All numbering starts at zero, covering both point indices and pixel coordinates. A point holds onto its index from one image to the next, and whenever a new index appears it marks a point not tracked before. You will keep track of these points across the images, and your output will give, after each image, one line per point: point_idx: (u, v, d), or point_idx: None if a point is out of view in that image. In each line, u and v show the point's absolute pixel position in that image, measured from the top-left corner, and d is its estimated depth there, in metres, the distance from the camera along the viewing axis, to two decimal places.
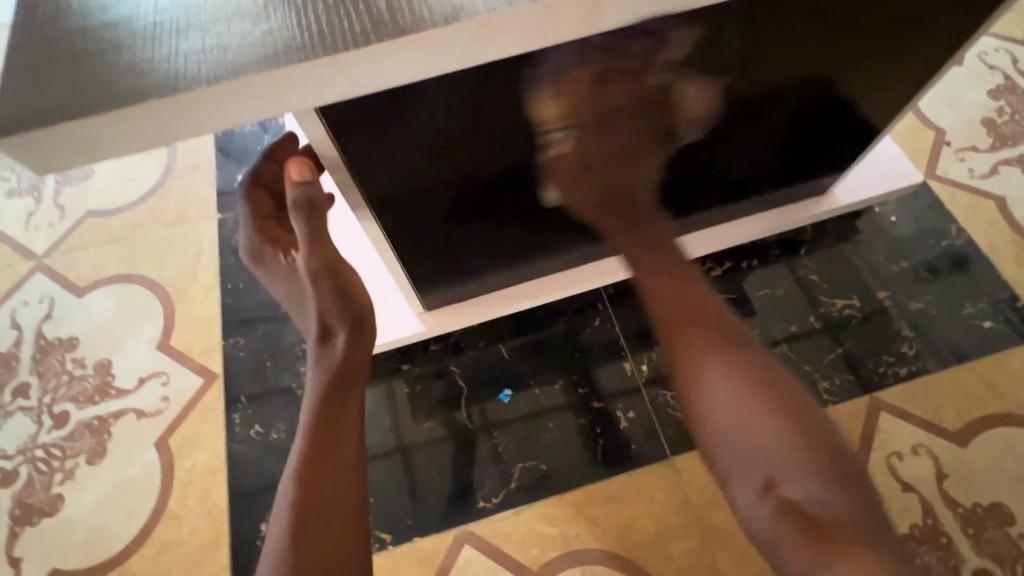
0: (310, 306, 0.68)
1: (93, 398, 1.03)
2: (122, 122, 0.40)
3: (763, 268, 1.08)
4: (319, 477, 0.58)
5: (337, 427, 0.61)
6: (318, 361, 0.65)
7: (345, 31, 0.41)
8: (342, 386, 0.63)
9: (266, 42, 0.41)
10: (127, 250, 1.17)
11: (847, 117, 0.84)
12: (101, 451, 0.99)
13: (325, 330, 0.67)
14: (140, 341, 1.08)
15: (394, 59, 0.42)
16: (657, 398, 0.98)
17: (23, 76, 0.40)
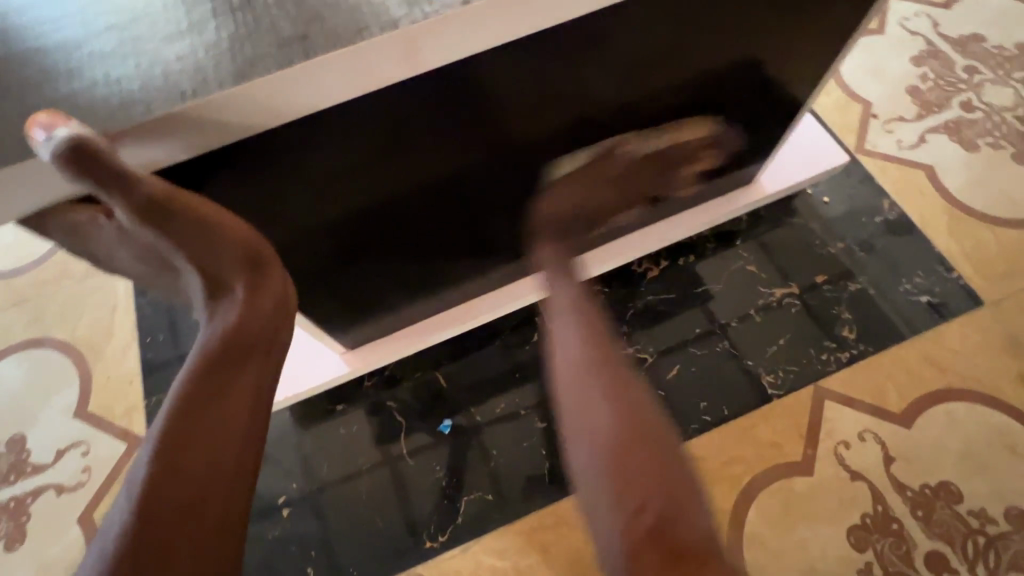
0: (180, 256, 0.52)
1: (8, 478, 0.96)
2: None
3: (700, 263, 1.05)
4: (188, 451, 0.47)
5: (219, 399, 0.50)
6: (212, 320, 0.54)
7: (119, 103, 0.35)
8: (230, 355, 0.52)
9: (19, 123, 0.35)
10: (34, 313, 1.09)
11: (763, 102, 0.80)
12: (20, 535, 0.92)
13: (214, 282, 0.53)
14: (56, 410, 1.01)
15: (180, 132, 0.36)
16: None
17: None
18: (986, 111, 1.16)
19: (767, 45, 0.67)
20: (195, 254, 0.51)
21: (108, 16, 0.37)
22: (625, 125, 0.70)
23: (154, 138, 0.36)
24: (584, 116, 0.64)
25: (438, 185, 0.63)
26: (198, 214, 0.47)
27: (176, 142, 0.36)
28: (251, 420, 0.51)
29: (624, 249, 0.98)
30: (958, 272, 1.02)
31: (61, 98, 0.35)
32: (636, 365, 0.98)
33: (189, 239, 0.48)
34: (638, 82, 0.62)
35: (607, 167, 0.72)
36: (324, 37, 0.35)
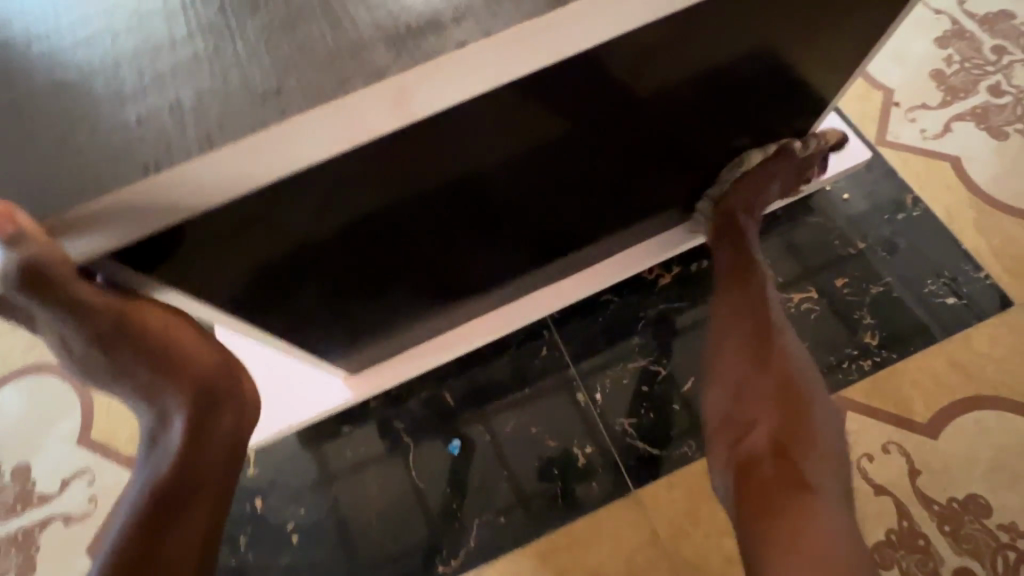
0: (129, 394, 0.52)
1: (15, 509, 0.95)
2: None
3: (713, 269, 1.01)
4: None
5: (163, 547, 0.52)
6: (152, 453, 0.54)
7: (72, 175, 0.31)
8: (170, 506, 0.52)
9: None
10: (31, 338, 1.07)
11: (783, 101, 0.75)
12: (31, 565, 0.92)
13: (158, 419, 0.53)
14: (59, 437, 0.99)
15: (140, 206, 0.32)
16: (615, 428, 0.92)
17: None
18: (1016, 96, 1.09)
19: (791, 41, 0.62)
20: (147, 395, 0.52)
21: (62, 73, 0.33)
22: (637, 138, 0.65)
23: (109, 219, 0.32)
24: (592, 135, 0.60)
25: (438, 217, 0.59)
26: (159, 337, 0.48)
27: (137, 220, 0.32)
28: (190, 571, 0.53)
29: (634, 257, 0.95)
30: (986, 271, 0.97)
31: (9, 173, 0.31)
32: (650, 379, 0.95)
33: (143, 377, 0.51)
34: (653, 93, 0.58)
35: (779, 161, 0.86)
36: (301, 90, 0.31)
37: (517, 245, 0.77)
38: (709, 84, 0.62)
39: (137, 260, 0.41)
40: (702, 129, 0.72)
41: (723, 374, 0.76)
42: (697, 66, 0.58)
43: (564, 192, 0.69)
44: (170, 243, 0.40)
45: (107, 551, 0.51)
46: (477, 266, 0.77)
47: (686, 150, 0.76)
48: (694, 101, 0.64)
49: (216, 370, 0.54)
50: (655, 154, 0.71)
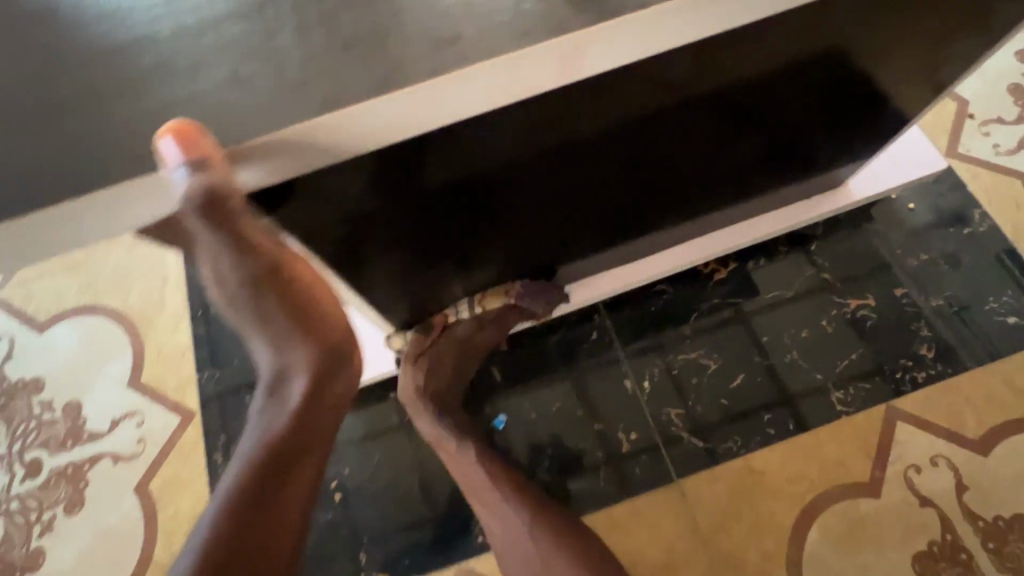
0: (260, 339, 0.57)
1: (65, 444, 0.97)
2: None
3: (769, 267, 1.01)
4: (260, 527, 0.57)
5: (287, 480, 0.59)
6: (273, 396, 0.59)
7: (246, 108, 0.31)
8: (286, 455, 0.59)
9: (139, 128, 0.32)
10: (87, 279, 1.09)
11: (871, 105, 0.74)
12: (79, 500, 0.94)
13: (284, 367, 0.59)
14: (110, 378, 1.01)
15: (308, 145, 0.32)
16: (661, 416, 0.93)
17: None
18: None
19: (894, 46, 0.62)
20: (279, 348, 0.57)
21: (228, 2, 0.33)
22: (731, 124, 0.65)
23: (273, 152, 0.32)
24: (691, 118, 0.59)
25: (530, 188, 0.58)
26: (300, 284, 0.54)
27: (297, 155, 0.32)
28: (302, 504, 0.61)
29: (693, 249, 0.95)
30: None
31: (179, 101, 0.31)
32: (699, 371, 0.95)
33: (279, 329, 0.56)
34: (762, 78, 0.57)
35: (429, 347, 0.84)
36: (481, 38, 0.31)
37: (589, 226, 0.76)
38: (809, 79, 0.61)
39: (267, 198, 0.41)
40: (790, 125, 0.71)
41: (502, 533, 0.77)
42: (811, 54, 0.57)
43: (646, 176, 0.69)
44: (303, 186, 0.40)
45: (232, 479, 0.57)
46: (548, 246, 0.77)
47: (767, 147, 0.75)
48: (793, 92, 0.63)
49: (341, 340, 0.60)
50: (739, 144, 0.71)
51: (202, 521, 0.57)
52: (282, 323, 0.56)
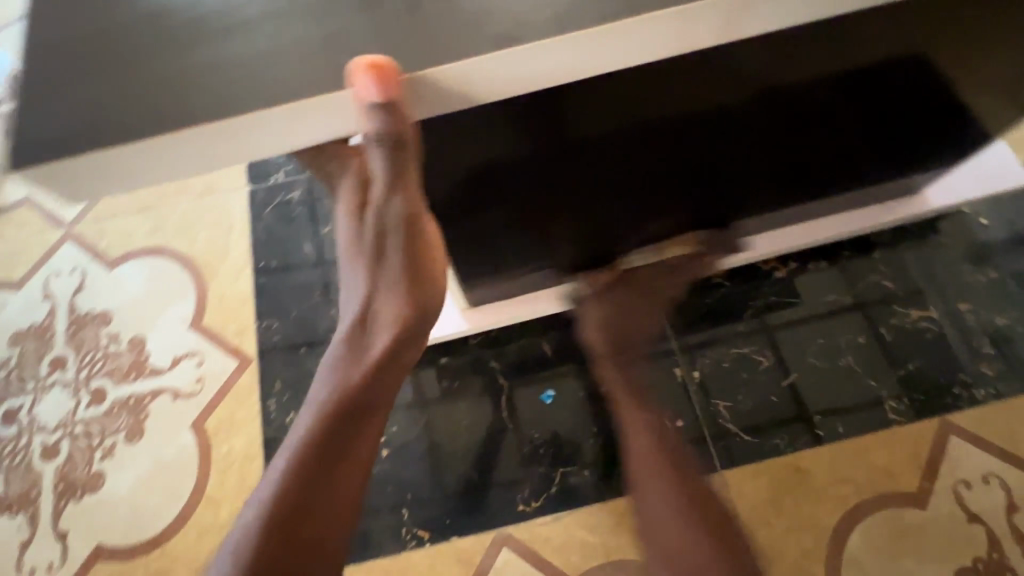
0: (365, 289, 0.66)
1: (129, 376, 1.02)
2: (107, 160, 0.35)
3: (830, 271, 1.00)
4: (330, 464, 0.63)
5: (357, 427, 0.65)
6: (360, 348, 0.66)
7: (412, 53, 0.37)
8: (358, 402, 0.65)
9: (309, 60, 0.36)
10: (156, 221, 1.13)
11: (955, 117, 0.74)
12: (139, 430, 0.98)
13: (376, 322, 0.66)
14: (173, 318, 1.05)
15: (465, 87, 0.38)
16: (709, 407, 0.93)
17: (77, 83, 0.36)
18: None
19: (996, 51, 0.62)
20: (372, 297, 0.66)
21: None
22: (812, 121, 0.67)
23: (437, 98, 0.39)
24: (773, 111, 0.63)
25: (623, 161, 0.64)
26: (414, 245, 0.63)
27: (452, 96, 0.39)
28: (367, 456, 0.66)
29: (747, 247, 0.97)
30: None
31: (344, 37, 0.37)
32: (750, 366, 0.95)
33: (376, 279, 0.65)
34: (845, 79, 0.60)
35: (627, 287, 0.87)
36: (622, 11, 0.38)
37: (658, 212, 0.79)
38: (895, 85, 0.63)
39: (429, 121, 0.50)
40: (868, 130, 0.72)
41: (648, 499, 0.73)
42: (898, 57, 0.59)
43: (725, 164, 0.71)
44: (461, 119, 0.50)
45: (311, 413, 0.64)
46: (618, 226, 0.79)
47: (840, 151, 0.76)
48: (877, 96, 0.65)
49: (429, 298, 0.66)
50: (813, 146, 0.72)
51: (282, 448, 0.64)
52: (382, 272, 0.65)
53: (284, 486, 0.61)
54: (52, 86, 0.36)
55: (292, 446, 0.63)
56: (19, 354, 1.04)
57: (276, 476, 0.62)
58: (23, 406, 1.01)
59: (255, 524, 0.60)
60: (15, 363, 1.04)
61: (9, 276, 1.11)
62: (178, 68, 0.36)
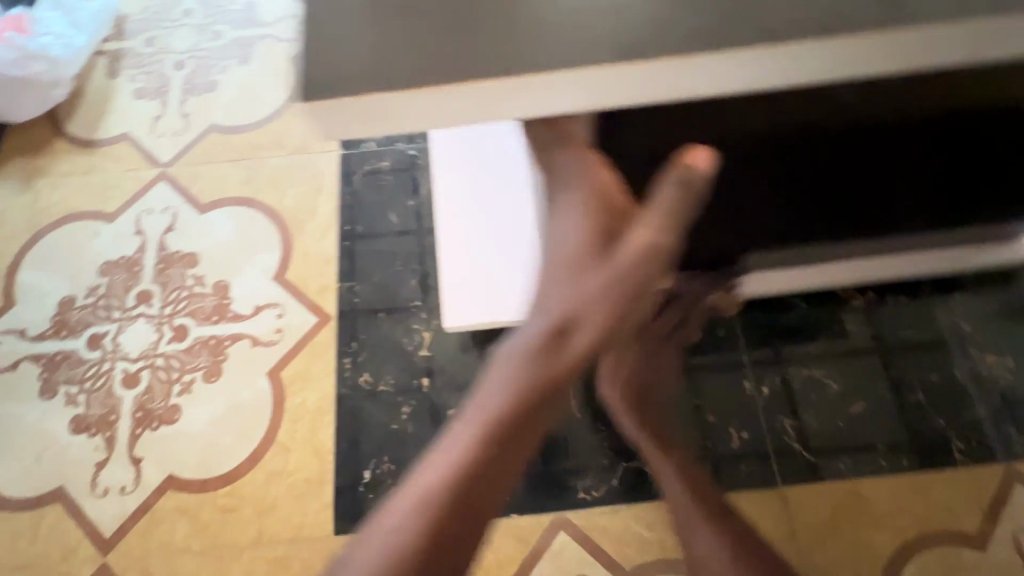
0: (580, 283, 0.57)
1: (211, 318, 1.05)
2: (376, 103, 0.40)
3: (910, 306, 1.00)
4: (498, 463, 0.55)
5: (532, 429, 0.57)
6: (557, 346, 0.57)
7: (623, 43, 0.40)
8: (536, 410, 0.56)
9: (523, 35, 0.40)
10: (248, 172, 1.16)
11: None
12: (217, 370, 1.01)
13: (579, 322, 0.56)
14: (258, 268, 1.08)
15: (659, 80, 0.41)
16: (775, 423, 0.95)
17: (358, 31, 0.41)
18: None
19: None
20: (583, 303, 0.56)
21: None
22: (939, 160, 0.67)
23: (624, 85, 0.41)
24: (901, 146, 0.65)
25: (744, 173, 0.68)
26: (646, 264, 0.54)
27: (644, 84, 0.41)
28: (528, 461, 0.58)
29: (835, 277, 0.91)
30: None
31: (565, 20, 0.40)
32: (819, 389, 0.97)
33: (581, 279, 0.57)
34: (970, 124, 0.63)
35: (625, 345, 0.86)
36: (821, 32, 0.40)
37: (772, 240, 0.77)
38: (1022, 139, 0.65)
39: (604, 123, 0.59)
40: (994, 175, 0.69)
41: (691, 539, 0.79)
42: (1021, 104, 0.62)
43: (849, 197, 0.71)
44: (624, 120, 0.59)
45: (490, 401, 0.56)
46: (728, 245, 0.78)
47: (964, 195, 0.72)
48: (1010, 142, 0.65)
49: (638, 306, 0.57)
50: (934, 186, 0.70)
51: (447, 446, 0.57)
52: (591, 273, 0.56)
53: (453, 474, 0.54)
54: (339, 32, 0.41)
55: (462, 445, 0.56)
56: (108, 283, 1.08)
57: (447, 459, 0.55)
58: (109, 333, 1.04)
59: (415, 522, 0.53)
60: (104, 292, 1.08)
61: (103, 208, 1.14)
62: (438, 28, 0.40)
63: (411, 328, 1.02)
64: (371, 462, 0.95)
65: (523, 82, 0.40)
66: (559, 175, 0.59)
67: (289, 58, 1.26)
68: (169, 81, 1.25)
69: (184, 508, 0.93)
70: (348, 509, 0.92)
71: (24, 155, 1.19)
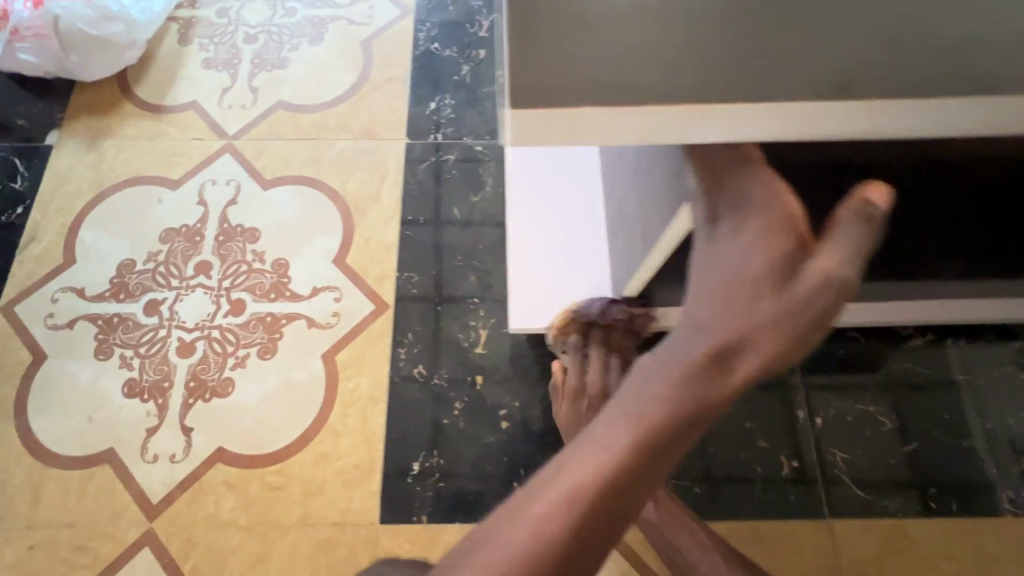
0: (759, 299, 0.45)
1: (269, 295, 1.05)
2: (576, 116, 0.34)
3: (969, 350, 1.00)
4: (632, 488, 0.46)
5: (672, 457, 0.47)
6: (720, 369, 0.46)
7: (822, 74, 0.34)
8: (677, 441, 0.46)
9: (762, 53, 0.34)
10: (314, 153, 1.16)
11: None
12: (272, 348, 1.01)
13: (751, 347, 0.45)
14: (318, 249, 1.08)
15: (850, 119, 0.36)
16: (826, 455, 0.95)
17: (554, 24, 0.34)
18: None
19: None
20: (759, 328, 0.45)
21: None
22: None
23: (812, 118, 0.35)
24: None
25: None
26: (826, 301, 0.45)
27: (833, 122, 0.36)
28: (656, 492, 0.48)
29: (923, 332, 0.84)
30: None
31: (753, 37, 0.34)
32: (872, 425, 0.96)
33: (761, 289, 0.45)
34: None
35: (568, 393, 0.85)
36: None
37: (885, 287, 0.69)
38: None
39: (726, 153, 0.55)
40: None
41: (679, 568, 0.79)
42: None
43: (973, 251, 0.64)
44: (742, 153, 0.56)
45: (625, 413, 0.47)
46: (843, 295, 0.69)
47: None
48: None
49: (825, 331, 0.46)
50: None
51: (560, 463, 0.48)
52: (772, 279, 0.45)
53: (578, 491, 0.46)
54: (531, 23, 0.33)
55: (585, 476, 0.46)
56: (168, 250, 1.09)
57: (572, 472, 0.47)
58: (166, 299, 1.05)
59: (529, 548, 0.45)
60: (163, 258, 1.08)
61: (167, 174, 1.15)
62: (622, 29, 0.34)
63: (467, 325, 1.02)
64: (419, 454, 0.95)
65: (739, 112, 0.35)
66: (731, 185, 0.47)
67: (361, 42, 1.26)
68: (239, 54, 1.25)
69: (232, 482, 0.93)
70: (395, 498, 0.92)
71: (92, 114, 1.19)
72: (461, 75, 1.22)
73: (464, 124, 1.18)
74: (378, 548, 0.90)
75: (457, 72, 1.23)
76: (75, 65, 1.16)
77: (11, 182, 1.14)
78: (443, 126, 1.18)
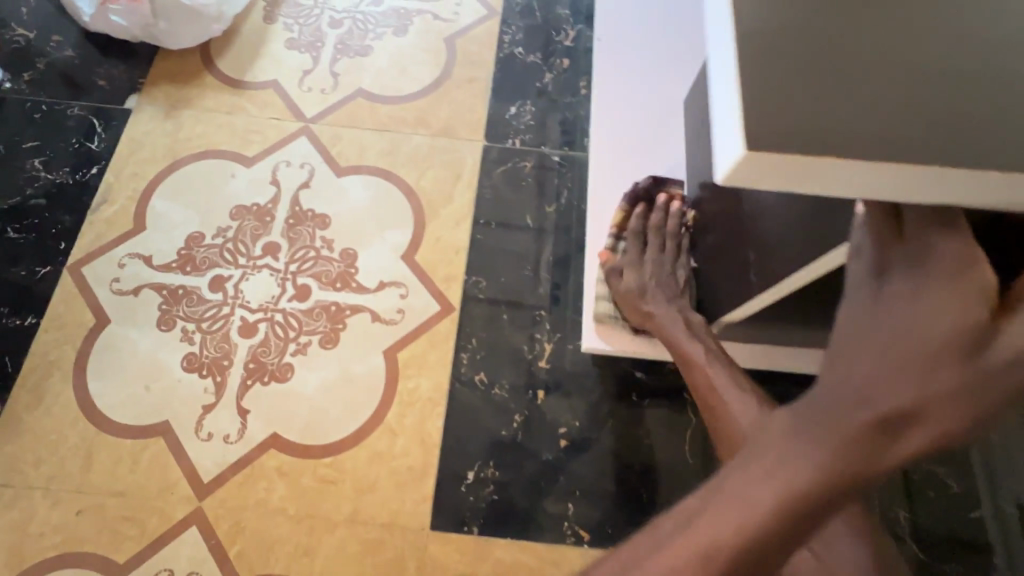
0: (939, 370, 0.42)
1: (335, 284, 1.04)
2: (783, 163, 0.41)
3: None
4: (766, 553, 0.43)
5: (811, 526, 0.44)
6: (882, 441, 0.43)
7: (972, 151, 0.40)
8: (820, 513, 0.44)
9: (924, 130, 0.41)
10: (390, 146, 1.15)
11: None
12: (334, 338, 1.00)
13: (921, 421, 0.42)
14: (387, 243, 1.07)
15: (989, 189, 0.41)
16: (889, 511, 0.92)
17: (777, 88, 0.41)
18: None
19: None
20: (936, 402, 0.42)
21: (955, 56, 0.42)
22: None
23: (960, 183, 0.41)
24: None
25: None
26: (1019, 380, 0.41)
27: (973, 190, 0.41)
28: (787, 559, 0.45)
29: None
30: None
31: (919, 116, 0.41)
32: (937, 487, 0.94)
33: (946, 359, 0.41)
34: None
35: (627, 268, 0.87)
36: None
37: None
38: None
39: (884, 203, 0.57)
40: None
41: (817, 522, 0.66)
42: None
43: None
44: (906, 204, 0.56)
45: (766, 475, 0.44)
46: None
47: None
48: None
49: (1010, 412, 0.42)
50: None
51: (684, 518, 0.46)
52: (962, 350, 0.41)
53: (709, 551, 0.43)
54: (754, 85, 0.41)
55: (718, 537, 0.44)
56: (237, 227, 1.08)
57: (701, 531, 0.44)
58: (232, 277, 1.04)
59: None
60: (232, 235, 1.07)
61: (242, 150, 1.14)
62: (819, 97, 0.41)
63: (533, 337, 1.01)
64: (474, 463, 0.93)
65: (915, 171, 0.40)
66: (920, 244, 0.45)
67: (445, 38, 1.25)
68: (323, 37, 1.24)
69: (284, 469, 0.92)
70: (446, 505, 0.91)
71: (172, 82, 1.19)
72: (544, 83, 1.21)
73: (544, 132, 1.16)
74: (426, 555, 0.88)
75: (540, 79, 1.21)
76: (161, 32, 1.16)
77: (88, 141, 1.13)
78: (523, 132, 1.16)
